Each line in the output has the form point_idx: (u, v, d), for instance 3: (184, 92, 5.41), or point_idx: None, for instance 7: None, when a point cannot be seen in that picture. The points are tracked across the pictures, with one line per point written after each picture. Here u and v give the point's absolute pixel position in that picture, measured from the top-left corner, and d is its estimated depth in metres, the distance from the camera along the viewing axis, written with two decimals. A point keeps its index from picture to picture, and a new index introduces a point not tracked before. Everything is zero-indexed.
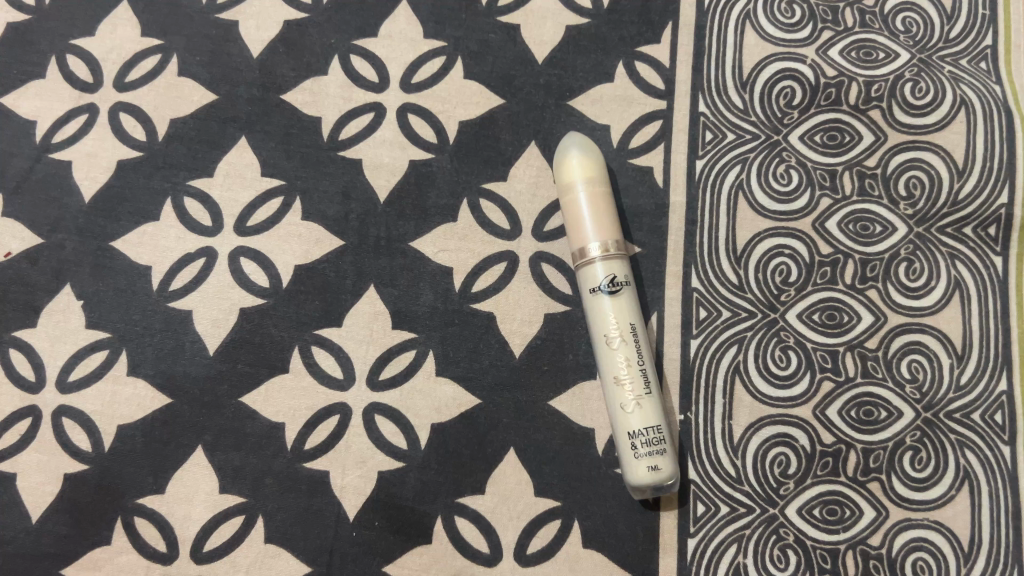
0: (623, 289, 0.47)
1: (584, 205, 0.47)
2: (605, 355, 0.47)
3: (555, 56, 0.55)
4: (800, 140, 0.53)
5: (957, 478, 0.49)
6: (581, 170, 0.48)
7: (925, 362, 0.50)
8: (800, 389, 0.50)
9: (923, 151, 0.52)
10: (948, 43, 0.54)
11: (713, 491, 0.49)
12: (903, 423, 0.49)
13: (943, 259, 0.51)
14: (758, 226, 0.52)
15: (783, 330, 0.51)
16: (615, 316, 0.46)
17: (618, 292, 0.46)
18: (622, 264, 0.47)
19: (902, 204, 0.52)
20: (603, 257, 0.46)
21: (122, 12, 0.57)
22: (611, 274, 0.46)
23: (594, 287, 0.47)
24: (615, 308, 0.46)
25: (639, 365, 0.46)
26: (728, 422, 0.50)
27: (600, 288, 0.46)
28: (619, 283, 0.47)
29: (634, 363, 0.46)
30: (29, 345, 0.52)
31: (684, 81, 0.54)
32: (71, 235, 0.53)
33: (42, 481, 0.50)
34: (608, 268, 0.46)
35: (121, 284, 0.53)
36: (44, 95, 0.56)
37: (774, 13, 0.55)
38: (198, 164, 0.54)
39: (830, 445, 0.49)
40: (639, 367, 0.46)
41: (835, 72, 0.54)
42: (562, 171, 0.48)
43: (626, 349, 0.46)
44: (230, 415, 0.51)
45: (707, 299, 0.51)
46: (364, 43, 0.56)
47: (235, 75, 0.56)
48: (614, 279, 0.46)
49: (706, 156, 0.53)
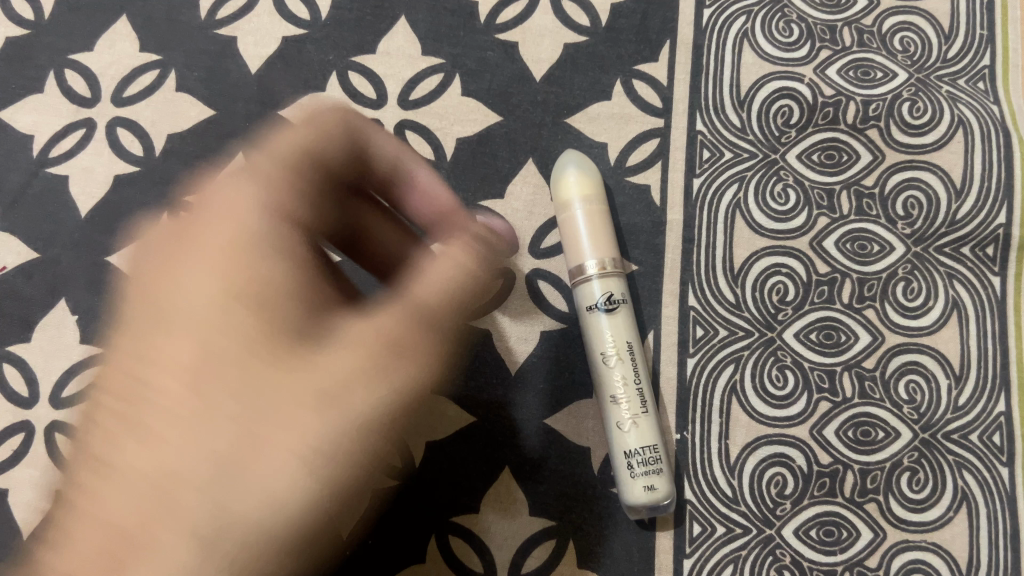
0: (619, 307, 0.46)
1: (581, 222, 0.47)
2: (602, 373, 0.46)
3: (553, 74, 0.55)
4: (797, 159, 0.53)
5: (956, 499, 0.48)
6: (578, 187, 0.47)
7: (923, 383, 0.50)
8: (797, 409, 0.50)
9: (921, 171, 0.52)
10: (946, 63, 0.54)
11: (709, 511, 0.49)
12: (901, 444, 0.49)
13: (941, 279, 0.51)
14: (755, 244, 0.52)
15: (780, 349, 0.51)
16: (611, 334, 0.46)
17: (615, 309, 0.46)
18: (618, 281, 0.47)
19: (899, 223, 0.52)
20: (600, 276, 0.46)
21: (122, 28, 0.57)
22: (607, 292, 0.46)
23: (591, 305, 0.46)
24: (611, 326, 0.46)
25: (635, 384, 0.46)
26: (724, 442, 0.50)
27: (596, 307, 0.46)
28: (616, 301, 0.46)
29: (631, 382, 0.46)
30: (23, 360, 0.52)
31: (682, 99, 0.54)
32: (67, 251, 0.54)
33: (35, 497, 0.50)
34: (605, 286, 0.46)
35: (116, 298, 0.53)
36: (42, 110, 0.56)
37: (772, 32, 0.55)
38: (195, 179, 0.54)
39: (827, 465, 0.49)
40: (635, 385, 0.46)
41: (833, 92, 0.54)
42: (558, 189, 0.48)
43: (622, 367, 0.46)
44: None
45: (704, 317, 0.51)
46: (362, 60, 0.56)
47: (233, 91, 0.56)
48: (610, 297, 0.46)
49: (703, 175, 0.53)
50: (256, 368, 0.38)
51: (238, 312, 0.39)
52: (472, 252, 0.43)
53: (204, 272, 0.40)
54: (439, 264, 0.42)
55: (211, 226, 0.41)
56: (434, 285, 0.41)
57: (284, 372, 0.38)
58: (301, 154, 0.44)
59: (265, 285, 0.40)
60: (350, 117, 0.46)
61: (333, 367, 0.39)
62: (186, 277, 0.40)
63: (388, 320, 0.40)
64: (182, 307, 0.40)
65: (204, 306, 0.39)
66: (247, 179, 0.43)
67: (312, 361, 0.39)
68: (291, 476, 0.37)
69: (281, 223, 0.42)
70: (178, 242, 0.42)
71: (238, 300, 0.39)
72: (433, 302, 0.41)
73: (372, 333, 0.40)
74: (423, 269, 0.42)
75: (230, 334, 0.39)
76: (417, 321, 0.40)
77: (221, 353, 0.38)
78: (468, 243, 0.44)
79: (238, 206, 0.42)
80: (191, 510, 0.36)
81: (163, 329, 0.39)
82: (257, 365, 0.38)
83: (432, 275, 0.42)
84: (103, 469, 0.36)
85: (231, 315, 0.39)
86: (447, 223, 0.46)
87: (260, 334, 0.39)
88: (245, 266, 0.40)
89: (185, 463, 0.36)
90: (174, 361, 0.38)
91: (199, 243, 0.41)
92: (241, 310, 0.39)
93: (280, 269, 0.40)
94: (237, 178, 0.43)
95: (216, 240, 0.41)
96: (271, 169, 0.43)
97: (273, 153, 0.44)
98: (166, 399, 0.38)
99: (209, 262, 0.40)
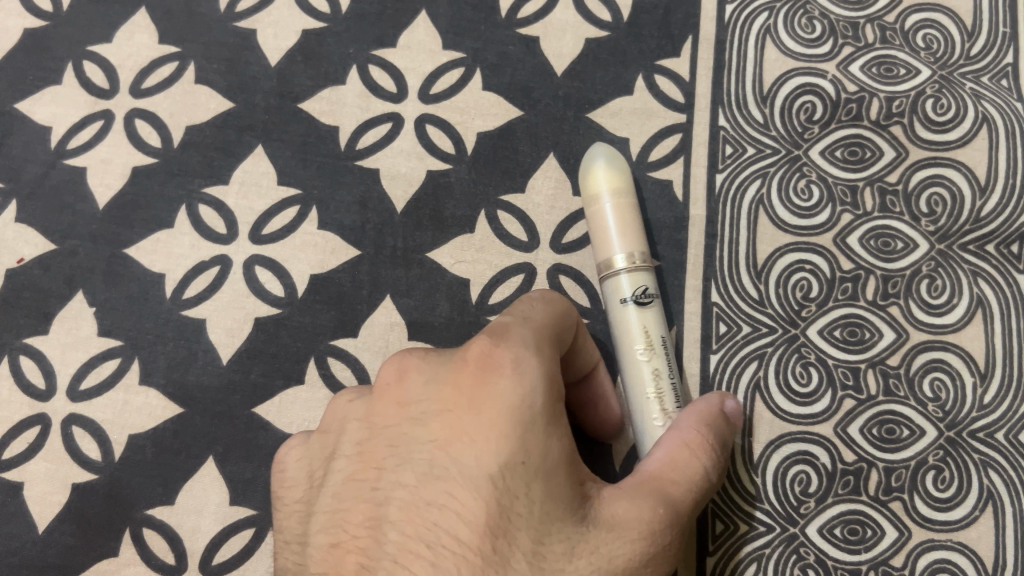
0: (651, 301, 0.46)
1: (610, 215, 0.46)
2: (631, 364, 0.45)
3: (574, 68, 0.55)
4: (820, 155, 0.53)
5: (981, 498, 0.48)
6: (609, 179, 0.47)
7: (948, 381, 0.49)
8: (821, 406, 0.49)
9: (945, 167, 0.52)
10: (969, 60, 0.53)
11: (733, 509, 0.49)
12: (925, 442, 0.49)
13: (966, 275, 0.50)
14: (779, 240, 0.52)
15: (804, 346, 0.50)
16: (642, 328, 0.45)
17: (647, 303, 0.46)
18: (650, 275, 0.46)
19: (923, 221, 0.51)
20: (629, 268, 0.46)
21: (141, 20, 0.58)
22: (638, 286, 0.46)
23: (623, 297, 0.46)
24: (644, 318, 0.45)
25: (667, 378, 0.45)
26: (748, 439, 0.49)
27: (626, 300, 0.46)
28: (649, 294, 0.46)
29: (663, 376, 0.45)
30: (40, 352, 0.53)
31: (704, 95, 0.54)
32: (84, 242, 0.54)
33: (50, 490, 0.51)
34: (634, 278, 0.46)
35: (134, 291, 0.53)
36: (60, 101, 0.57)
37: (795, 28, 0.55)
38: (213, 172, 0.55)
39: (851, 463, 0.49)
40: (669, 379, 0.45)
41: (856, 88, 0.53)
42: (586, 183, 0.48)
43: (657, 359, 0.45)
44: (243, 425, 0.50)
45: (727, 314, 0.51)
46: (383, 54, 0.56)
47: (253, 84, 0.56)
48: (643, 290, 0.46)
49: (726, 170, 0.53)
50: (544, 550, 0.33)
51: (525, 484, 0.34)
52: (710, 453, 0.39)
53: (495, 436, 0.34)
54: (674, 452, 0.38)
55: (503, 391, 0.35)
56: (680, 478, 0.37)
57: (545, 549, 0.33)
58: (542, 318, 0.39)
59: (552, 468, 0.34)
60: (560, 298, 0.42)
61: (602, 551, 0.34)
62: (450, 429, 0.35)
63: (654, 517, 0.35)
64: (455, 464, 0.34)
65: (499, 472, 0.33)
66: (517, 338, 0.37)
67: (575, 547, 0.33)
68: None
69: (554, 403, 0.36)
70: (463, 391, 0.35)
71: (535, 479, 0.34)
72: (684, 502, 0.36)
73: (639, 518, 0.35)
74: (672, 459, 0.38)
75: (525, 505, 0.34)
76: (676, 514, 0.36)
77: (529, 530, 0.33)
78: (727, 429, 0.41)
79: (524, 375, 0.35)
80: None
81: (435, 483, 0.34)
82: (543, 543, 0.33)
83: (672, 473, 0.37)
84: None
85: (527, 490, 0.34)
86: (712, 404, 0.42)
87: (544, 515, 0.34)
88: (534, 437, 0.34)
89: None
90: (467, 520, 0.33)
91: (454, 401, 0.35)
92: (529, 482, 0.34)
93: (561, 447, 0.35)
94: (511, 338, 0.37)
95: (496, 404, 0.34)
96: (535, 332, 0.38)
97: (531, 318, 0.39)
98: (455, 554, 0.33)
99: (502, 418, 0.34)
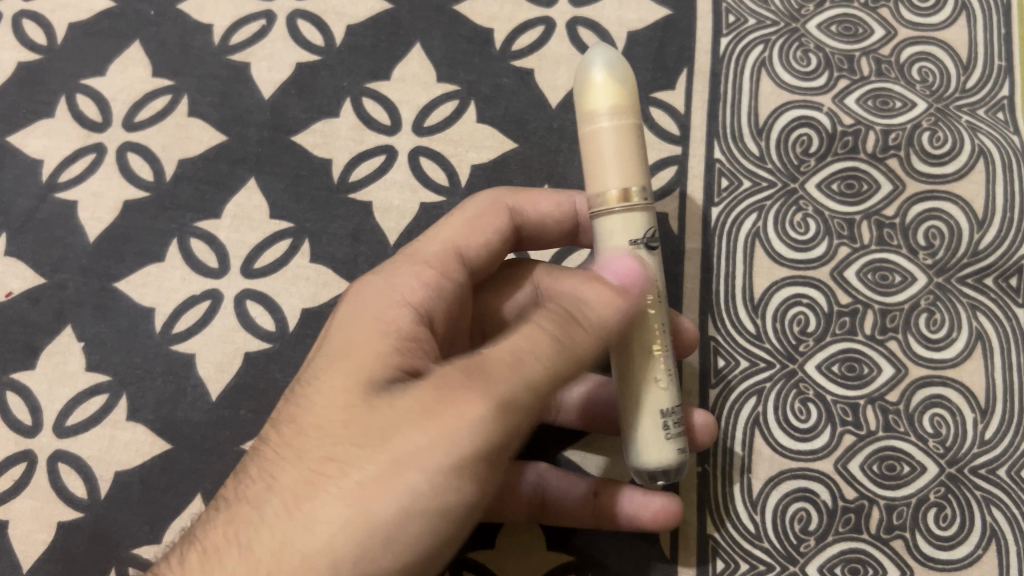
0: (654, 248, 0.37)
1: (610, 144, 0.35)
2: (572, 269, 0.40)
3: (569, 99, 0.54)
4: (817, 188, 0.52)
5: (985, 536, 0.47)
6: (603, 94, 0.35)
7: (948, 417, 0.48)
8: (822, 442, 0.49)
9: (942, 202, 0.51)
10: (965, 93, 0.53)
11: (733, 548, 0.48)
12: (927, 478, 0.48)
13: (964, 309, 0.50)
14: (776, 274, 0.51)
15: (803, 381, 0.49)
16: (653, 271, 0.37)
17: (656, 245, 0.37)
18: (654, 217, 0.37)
19: (922, 254, 0.51)
20: (614, 211, 0.36)
21: (135, 53, 0.58)
22: (649, 229, 0.37)
23: (630, 240, 0.36)
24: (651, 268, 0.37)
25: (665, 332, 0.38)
26: (748, 475, 0.49)
27: (641, 244, 0.36)
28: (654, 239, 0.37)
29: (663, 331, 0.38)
30: (28, 388, 0.52)
31: (700, 127, 0.54)
32: (74, 276, 0.54)
33: (35, 528, 0.50)
34: (645, 218, 0.37)
35: (123, 325, 0.53)
36: (52, 134, 0.57)
37: (790, 61, 0.54)
38: (206, 205, 0.54)
39: (852, 500, 0.48)
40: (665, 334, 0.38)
41: (853, 121, 0.53)
42: (582, 96, 0.36)
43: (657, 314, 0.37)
44: (231, 462, 0.50)
45: (725, 348, 0.50)
46: (376, 86, 0.56)
47: (246, 117, 0.56)
48: (650, 233, 0.37)
49: (721, 204, 0.52)
50: (326, 422, 0.34)
51: (327, 374, 0.35)
52: (550, 329, 0.34)
53: (320, 352, 0.37)
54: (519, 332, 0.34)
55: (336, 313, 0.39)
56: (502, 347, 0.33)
57: (327, 420, 0.34)
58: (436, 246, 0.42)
59: (359, 356, 0.35)
60: (479, 206, 0.44)
61: (386, 414, 0.32)
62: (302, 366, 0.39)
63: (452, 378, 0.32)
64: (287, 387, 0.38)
65: (308, 374, 0.36)
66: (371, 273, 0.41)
67: (361, 415, 0.33)
68: (323, 506, 0.31)
69: (395, 308, 0.38)
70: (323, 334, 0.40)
71: (334, 370, 0.35)
72: (494, 363, 0.32)
73: (436, 384, 0.33)
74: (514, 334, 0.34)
75: (320, 391, 0.35)
76: (479, 374, 0.32)
77: (315, 411, 0.34)
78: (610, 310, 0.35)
79: (356, 295, 0.39)
80: (245, 518, 0.32)
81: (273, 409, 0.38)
82: (328, 417, 0.34)
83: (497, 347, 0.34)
84: (189, 543, 0.34)
85: (324, 382, 0.35)
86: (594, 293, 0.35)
87: (333, 393, 0.34)
88: (351, 340, 0.36)
89: (254, 500, 0.33)
90: (274, 421, 0.36)
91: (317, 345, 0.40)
92: (330, 371, 0.35)
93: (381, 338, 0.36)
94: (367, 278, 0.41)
95: (329, 326, 0.38)
96: (405, 255, 0.41)
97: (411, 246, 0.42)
98: (259, 449, 0.36)
99: (329, 333, 0.38)
